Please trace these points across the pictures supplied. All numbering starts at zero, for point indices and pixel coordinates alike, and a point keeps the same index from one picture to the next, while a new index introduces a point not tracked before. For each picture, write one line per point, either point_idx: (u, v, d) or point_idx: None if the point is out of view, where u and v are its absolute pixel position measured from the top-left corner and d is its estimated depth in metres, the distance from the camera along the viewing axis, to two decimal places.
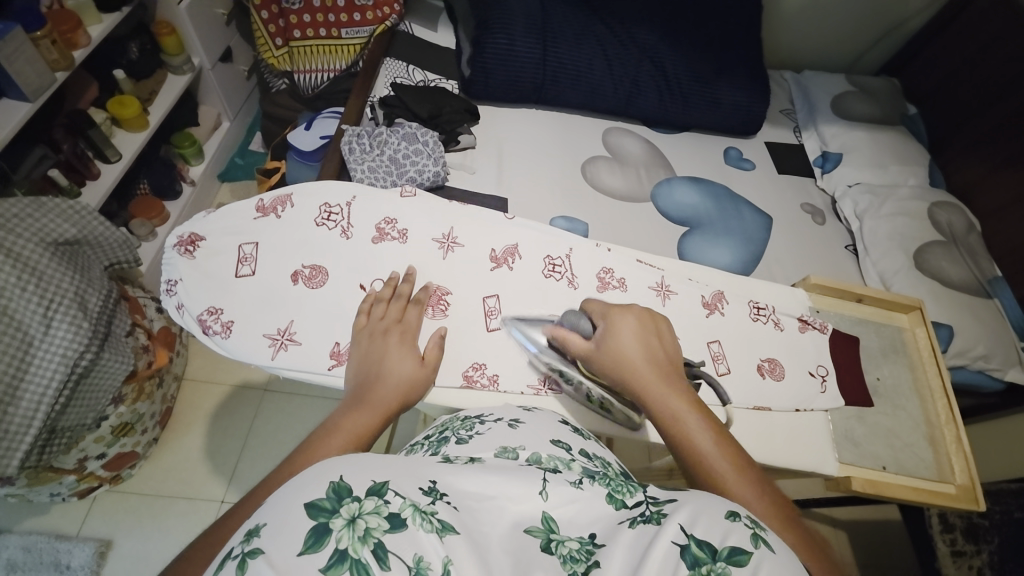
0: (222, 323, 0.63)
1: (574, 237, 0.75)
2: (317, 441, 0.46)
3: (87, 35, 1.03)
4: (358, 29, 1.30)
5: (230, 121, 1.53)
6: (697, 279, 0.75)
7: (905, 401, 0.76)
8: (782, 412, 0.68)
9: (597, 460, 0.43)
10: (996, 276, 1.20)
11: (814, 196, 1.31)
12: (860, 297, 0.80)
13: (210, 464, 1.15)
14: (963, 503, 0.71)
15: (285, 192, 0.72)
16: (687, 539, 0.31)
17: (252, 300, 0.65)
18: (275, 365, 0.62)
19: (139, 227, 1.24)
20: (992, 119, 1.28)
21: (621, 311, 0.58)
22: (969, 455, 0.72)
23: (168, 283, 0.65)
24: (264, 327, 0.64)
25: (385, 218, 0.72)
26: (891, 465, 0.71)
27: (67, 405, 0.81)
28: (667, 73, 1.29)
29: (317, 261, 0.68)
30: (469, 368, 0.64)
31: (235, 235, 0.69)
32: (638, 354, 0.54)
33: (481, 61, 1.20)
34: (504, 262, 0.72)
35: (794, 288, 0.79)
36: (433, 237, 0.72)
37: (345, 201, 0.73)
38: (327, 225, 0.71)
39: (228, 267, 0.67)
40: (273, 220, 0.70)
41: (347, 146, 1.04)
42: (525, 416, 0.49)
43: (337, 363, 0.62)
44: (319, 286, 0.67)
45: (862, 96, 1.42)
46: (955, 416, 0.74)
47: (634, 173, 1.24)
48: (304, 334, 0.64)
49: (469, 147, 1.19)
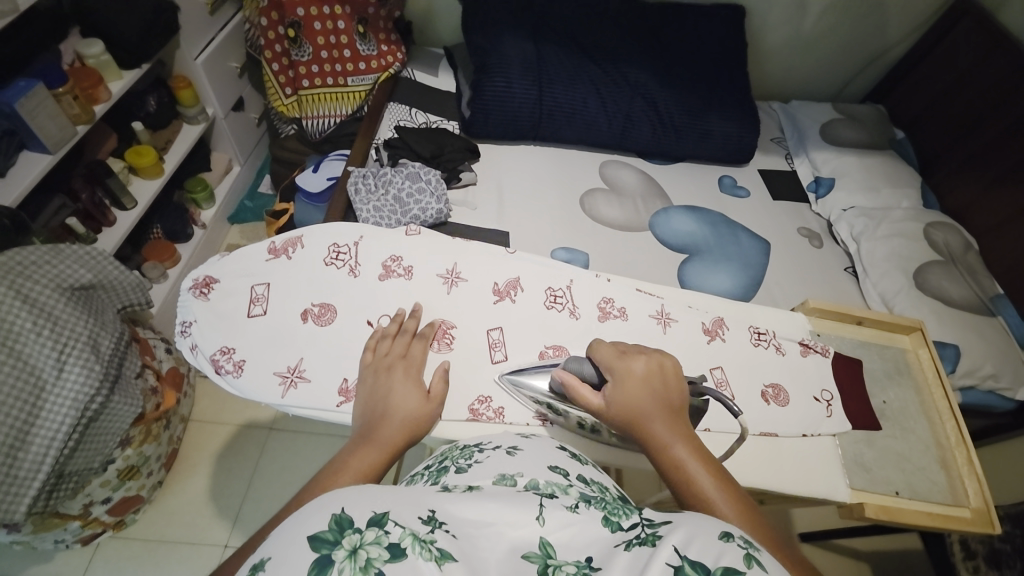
0: (234, 363, 0.65)
1: (574, 268, 0.77)
2: (325, 480, 0.46)
3: (107, 91, 1.09)
4: (363, 77, 1.37)
5: (241, 165, 1.59)
6: (697, 305, 0.77)
7: (913, 424, 0.75)
8: (789, 437, 0.68)
9: (595, 485, 0.44)
10: (998, 293, 1.20)
11: (810, 221, 1.34)
12: (860, 319, 0.81)
13: (214, 507, 1.14)
14: (979, 526, 0.69)
15: (295, 234, 0.75)
16: (681, 560, 0.31)
17: (262, 339, 0.67)
18: (285, 403, 0.63)
19: (150, 270, 1.28)
20: (978, 141, 1.31)
21: (628, 355, 0.58)
22: (983, 478, 0.70)
23: (182, 324, 0.67)
24: (274, 365, 0.65)
25: (391, 256, 0.75)
26: (904, 489, 0.70)
27: (75, 448, 0.82)
28: (659, 107, 1.34)
29: (326, 299, 0.70)
30: (475, 400, 0.65)
31: (248, 276, 0.71)
32: (645, 398, 0.55)
33: (480, 102, 1.26)
34: (506, 295, 0.74)
35: (794, 312, 0.80)
36: (437, 274, 0.74)
37: (352, 241, 0.75)
38: (336, 263, 0.73)
39: (241, 307, 0.69)
40: (284, 261, 0.73)
41: (353, 187, 1.08)
42: (524, 443, 0.50)
43: (344, 400, 0.63)
44: (327, 323, 0.68)
45: (849, 123, 1.46)
46: (965, 438, 0.73)
47: (631, 204, 1.28)
48: (313, 370, 0.65)
49: (470, 183, 1.23)
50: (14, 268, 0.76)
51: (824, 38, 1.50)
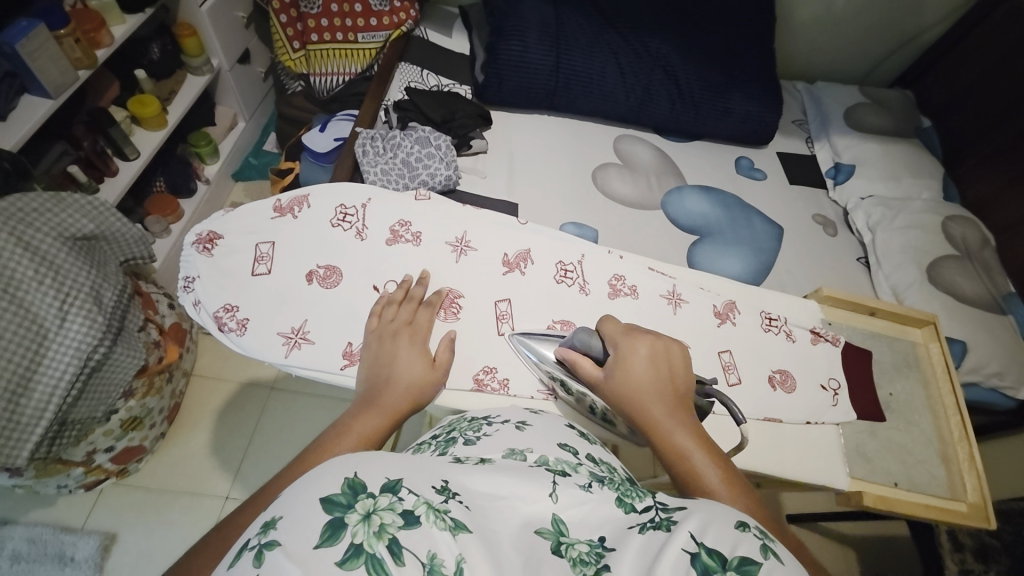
0: (237, 321, 0.64)
1: (586, 243, 0.75)
2: (328, 440, 0.46)
3: (110, 35, 1.05)
4: (374, 33, 1.32)
5: (246, 121, 1.55)
6: (709, 288, 0.75)
7: (918, 417, 0.75)
8: (793, 424, 0.67)
9: (604, 465, 0.44)
10: (1010, 291, 1.18)
11: (825, 207, 1.32)
12: (873, 310, 0.79)
13: (215, 460, 1.16)
14: (974, 521, 0.69)
15: (302, 193, 0.73)
16: (697, 547, 0.30)
17: (267, 298, 0.66)
18: (288, 363, 0.62)
19: (153, 224, 1.26)
20: (1009, 133, 1.27)
21: (637, 337, 0.58)
22: (983, 474, 0.70)
23: (185, 280, 0.66)
24: (279, 325, 0.64)
25: (399, 221, 0.73)
26: (903, 481, 0.70)
27: (78, 397, 0.82)
28: (680, 81, 1.30)
29: (332, 261, 0.69)
30: (480, 371, 0.64)
31: (253, 234, 0.70)
32: (648, 381, 0.54)
33: (495, 67, 1.22)
34: (516, 267, 0.72)
35: (806, 299, 0.78)
36: (446, 241, 0.72)
37: (360, 203, 0.73)
38: (343, 225, 0.71)
39: (245, 265, 0.68)
40: (290, 220, 0.71)
41: (360, 149, 1.06)
42: (532, 418, 0.50)
43: (349, 363, 0.62)
44: (333, 286, 0.67)
45: (874, 108, 1.42)
46: (968, 434, 0.73)
47: (644, 181, 1.25)
48: (318, 333, 0.64)
49: (481, 151, 1.20)
50: (14, 214, 0.74)
51: (857, 16, 1.43)
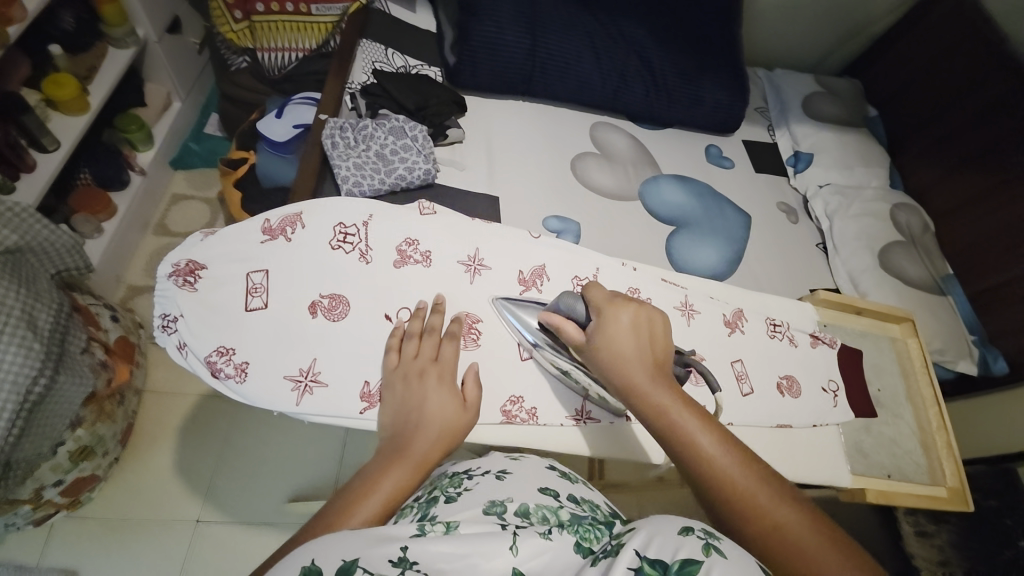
0: (235, 366, 0.57)
1: (600, 256, 0.73)
2: (352, 498, 0.45)
3: (23, 9, 0.87)
4: (329, 6, 1.20)
5: (182, 101, 1.38)
6: (718, 296, 0.75)
7: (901, 410, 0.82)
8: (801, 427, 0.71)
9: (583, 504, 0.50)
10: (948, 274, 1.30)
11: (788, 195, 1.37)
12: (860, 310, 0.84)
13: (181, 481, 1.07)
14: (955, 504, 0.78)
15: (294, 210, 0.64)
16: (639, 562, 0.35)
17: (266, 338, 0.59)
18: (301, 411, 0.57)
19: (82, 223, 1.10)
20: (948, 125, 1.37)
21: (619, 304, 0.58)
22: (959, 459, 0.79)
23: (164, 319, 0.58)
24: (284, 368, 0.58)
25: (405, 240, 0.67)
26: (894, 473, 0.77)
27: (21, 435, 0.72)
28: (654, 68, 1.29)
29: (336, 289, 0.62)
30: (507, 402, 0.63)
31: (241, 261, 0.61)
32: (628, 349, 0.55)
33: (468, 49, 1.15)
34: (532, 285, 0.69)
35: (803, 302, 0.80)
36: (458, 260, 0.68)
37: (361, 220, 0.66)
38: (344, 247, 0.64)
39: (236, 298, 0.60)
40: (283, 243, 0.63)
41: (329, 140, 0.96)
42: (511, 466, 0.55)
43: (368, 406, 0.58)
44: (340, 318, 0.61)
45: (830, 98, 1.49)
46: (946, 423, 0.80)
47: (622, 171, 1.24)
48: (330, 375, 0.59)
49: (458, 141, 1.13)
50: None
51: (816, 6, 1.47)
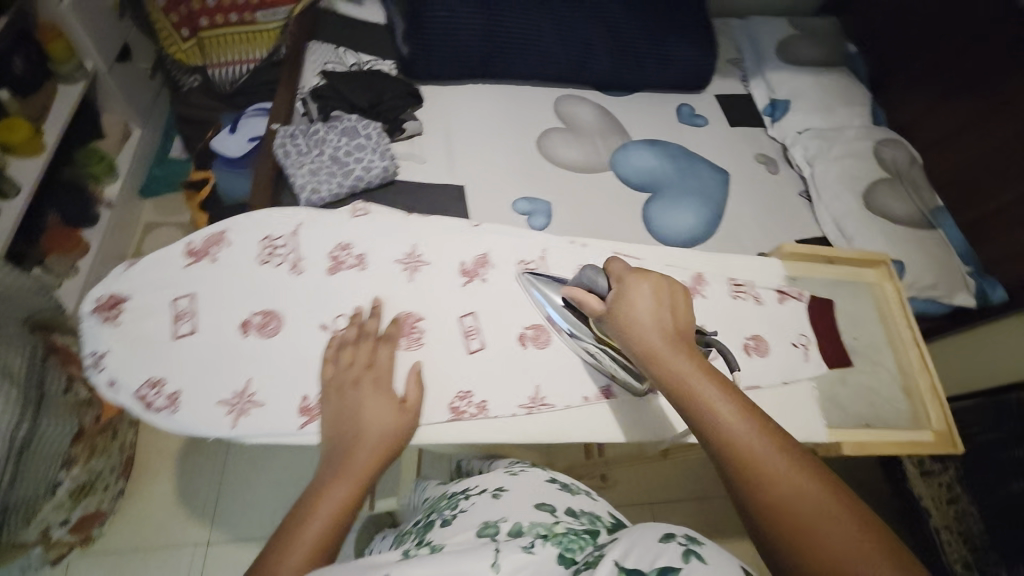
0: (166, 397, 0.57)
1: (549, 238, 0.72)
2: (298, 518, 0.48)
3: None
4: (273, 12, 1.18)
5: (141, 128, 1.37)
6: (674, 264, 0.73)
7: (880, 356, 0.79)
8: (770, 387, 0.68)
9: (581, 517, 0.58)
10: (937, 206, 1.26)
11: (766, 146, 1.33)
12: (831, 257, 0.81)
13: (186, 506, 1.09)
14: (942, 448, 0.75)
15: (217, 229, 0.64)
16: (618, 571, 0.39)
17: (198, 363, 0.58)
18: (237, 434, 0.56)
19: (58, 263, 1.11)
20: (931, 52, 1.31)
21: (641, 275, 0.57)
22: (944, 402, 0.76)
23: (93, 357, 0.57)
24: (217, 393, 0.57)
25: (339, 245, 0.66)
26: (873, 421, 0.75)
27: (13, 482, 0.74)
28: (614, 32, 1.24)
29: (268, 305, 0.62)
30: (456, 398, 0.61)
31: (165, 290, 0.61)
32: (649, 319, 0.54)
33: (418, 37, 1.11)
34: (476, 275, 0.68)
35: (769, 258, 0.79)
36: (396, 259, 0.66)
37: (289, 231, 0.65)
38: (273, 261, 0.64)
39: (165, 327, 0.59)
40: (208, 265, 0.63)
41: (280, 150, 0.96)
42: (505, 484, 0.65)
43: (308, 420, 0.57)
44: (273, 334, 0.60)
45: (803, 39, 1.42)
46: (927, 364, 0.78)
47: (590, 143, 1.21)
48: (267, 393, 0.58)
49: (416, 133, 1.11)
50: None
51: None
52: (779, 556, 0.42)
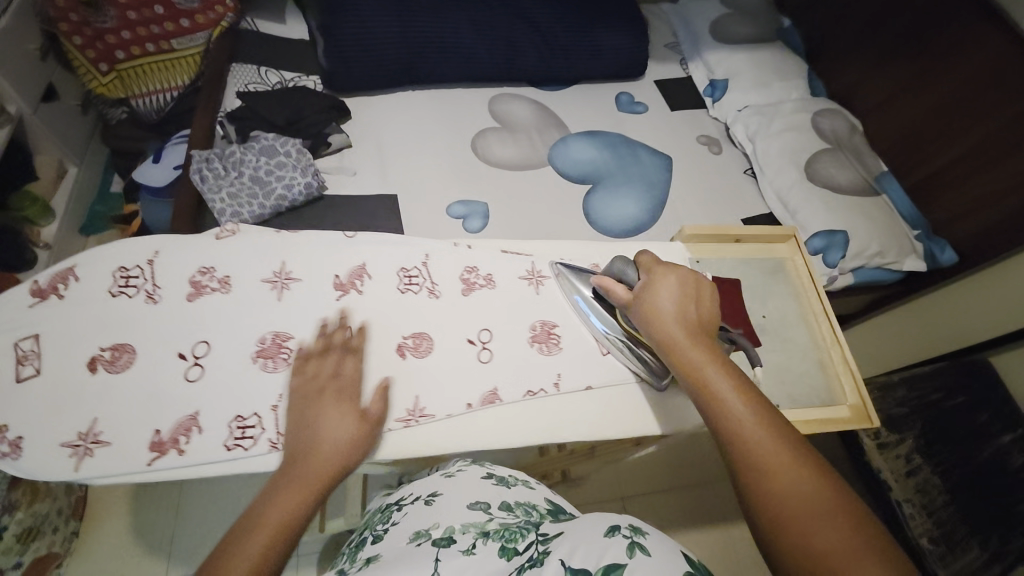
0: (8, 443, 0.55)
1: (428, 242, 0.73)
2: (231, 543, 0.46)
3: None
4: (190, 37, 1.16)
5: (77, 165, 1.35)
6: (565, 257, 0.76)
7: (792, 332, 0.78)
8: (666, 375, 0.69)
9: (518, 510, 0.57)
10: (882, 171, 1.24)
11: (708, 127, 1.32)
12: (736, 236, 0.82)
13: (141, 543, 1.07)
14: (857, 421, 0.73)
15: (64, 264, 0.62)
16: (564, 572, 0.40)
17: (42, 405, 0.56)
18: (82, 476, 0.54)
19: None
20: (862, 19, 1.30)
21: (669, 269, 0.62)
22: (856, 375, 0.75)
23: None
24: (61, 435, 0.56)
25: (199, 269, 0.65)
26: (786, 401, 0.72)
27: None
28: (541, 28, 1.24)
29: (119, 339, 0.60)
30: None
31: (9, 331, 0.58)
32: (671, 308, 0.59)
33: (339, 49, 1.10)
34: (350, 287, 0.67)
35: (671, 242, 0.79)
36: (262, 278, 0.66)
37: (145, 259, 0.64)
38: (126, 292, 0.62)
39: (6, 371, 0.57)
40: (54, 302, 0.60)
41: (196, 175, 0.94)
42: (440, 488, 0.62)
43: (158, 456, 0.56)
44: (123, 369, 0.59)
45: (738, 17, 1.42)
46: (838, 335, 0.77)
47: (526, 140, 1.20)
48: (113, 432, 0.56)
49: (343, 147, 1.09)
50: None
51: None
52: (769, 543, 0.44)
